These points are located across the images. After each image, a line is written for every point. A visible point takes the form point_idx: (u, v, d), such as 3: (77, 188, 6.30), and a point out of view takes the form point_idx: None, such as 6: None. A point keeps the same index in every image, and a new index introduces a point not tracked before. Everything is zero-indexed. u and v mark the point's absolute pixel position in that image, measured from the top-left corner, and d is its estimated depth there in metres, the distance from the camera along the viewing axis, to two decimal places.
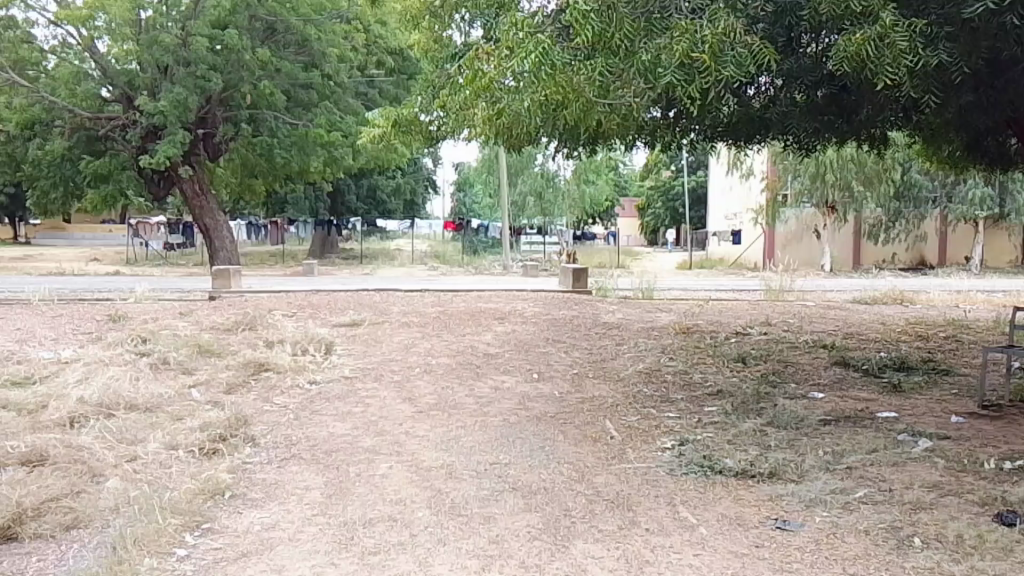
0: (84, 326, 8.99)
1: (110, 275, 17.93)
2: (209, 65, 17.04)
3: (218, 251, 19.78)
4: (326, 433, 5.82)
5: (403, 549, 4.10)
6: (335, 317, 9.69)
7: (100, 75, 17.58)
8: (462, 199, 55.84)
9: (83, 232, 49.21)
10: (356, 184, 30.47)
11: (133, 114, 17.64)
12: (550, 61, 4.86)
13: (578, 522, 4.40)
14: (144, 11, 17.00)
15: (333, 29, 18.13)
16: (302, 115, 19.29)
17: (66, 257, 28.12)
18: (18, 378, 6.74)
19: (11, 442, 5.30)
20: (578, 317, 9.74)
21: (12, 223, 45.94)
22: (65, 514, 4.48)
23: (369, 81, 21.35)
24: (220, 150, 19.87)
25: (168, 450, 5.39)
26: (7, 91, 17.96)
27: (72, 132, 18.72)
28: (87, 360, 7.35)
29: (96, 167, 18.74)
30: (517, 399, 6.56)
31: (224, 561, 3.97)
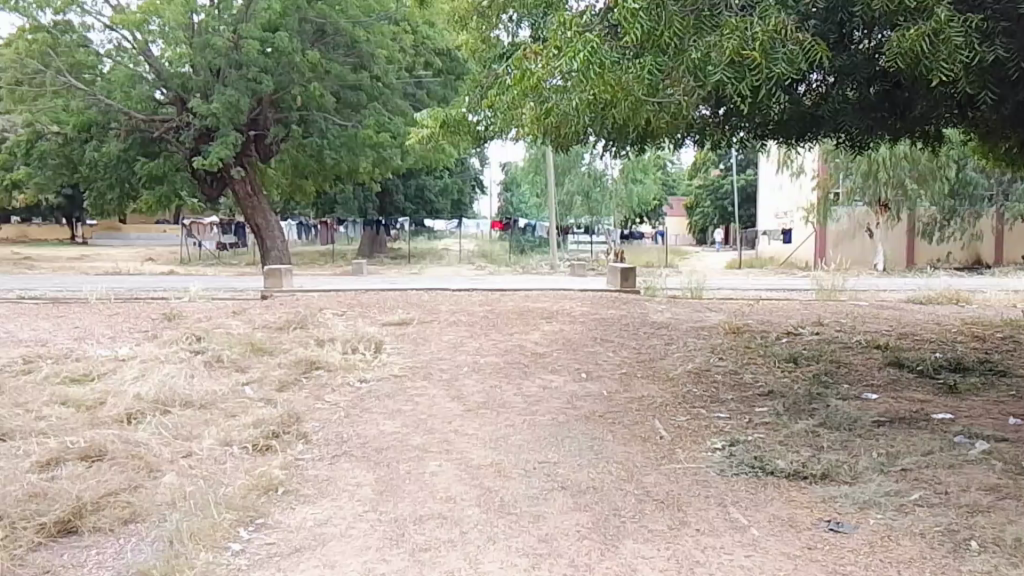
0: (140, 326, 9.11)
1: (165, 275, 17.93)
2: (260, 66, 17.30)
3: (270, 251, 20.08)
4: (376, 430, 5.86)
5: (453, 546, 4.13)
6: (383, 316, 9.73)
7: (154, 78, 17.90)
8: (512, 199, 56.62)
9: (137, 234, 50.43)
10: (404, 184, 30.79)
11: (188, 116, 18.02)
12: (598, 60, 4.83)
13: (627, 522, 4.39)
14: (196, 15, 17.24)
15: (380, 30, 18.24)
16: (350, 116, 19.45)
17: (121, 257, 28.64)
18: (78, 375, 6.89)
19: (71, 438, 5.42)
20: (627, 317, 9.69)
21: (70, 223, 47.25)
22: (123, 508, 4.57)
23: (417, 82, 21.27)
24: (271, 150, 20.11)
25: (222, 446, 5.47)
26: (65, 95, 18.43)
27: (128, 136, 18.82)
28: (143, 357, 7.49)
29: (152, 168, 18.86)
30: (566, 398, 6.55)
31: (277, 556, 4.02)
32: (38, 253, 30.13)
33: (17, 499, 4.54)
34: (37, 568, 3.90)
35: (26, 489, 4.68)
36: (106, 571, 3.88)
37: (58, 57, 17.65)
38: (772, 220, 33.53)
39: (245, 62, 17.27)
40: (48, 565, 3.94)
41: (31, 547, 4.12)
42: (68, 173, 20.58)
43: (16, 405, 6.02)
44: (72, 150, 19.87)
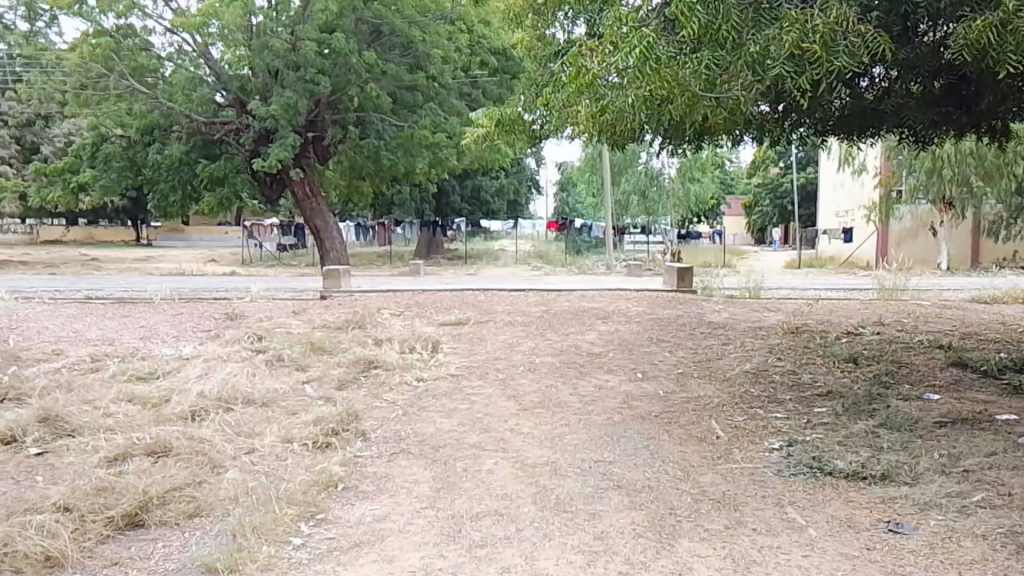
0: (202, 325, 9.31)
1: (227, 275, 18.61)
2: (318, 68, 17.41)
3: (329, 252, 20.26)
4: (433, 428, 5.94)
5: (509, 543, 4.18)
6: (439, 316, 9.81)
7: (214, 81, 18.37)
8: (567, 199, 56.69)
9: (199, 234, 51.22)
10: (460, 185, 30.95)
11: (246, 118, 18.20)
12: (655, 55, 4.68)
13: (683, 521, 4.40)
14: (253, 17, 17.30)
15: (436, 31, 18.24)
16: (408, 117, 19.50)
17: (185, 258, 29.93)
18: (143, 374, 7.07)
19: (138, 434, 5.56)
20: (683, 317, 9.64)
21: (136, 226, 48.67)
22: (188, 502, 4.69)
23: (472, 81, 21.33)
24: (329, 152, 20.25)
25: (283, 443, 5.58)
26: (126, 98, 18.75)
27: (190, 137, 19.17)
28: (206, 356, 7.65)
29: (212, 171, 18.66)
30: (621, 398, 6.56)
31: (337, 551, 4.11)
32: (106, 253, 31.95)
33: (86, 493, 4.69)
34: (106, 560, 4.05)
35: (95, 482, 4.83)
36: (172, 563, 4.02)
37: (122, 62, 17.82)
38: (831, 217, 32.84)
39: (304, 63, 17.33)
40: (117, 557, 4.08)
41: (100, 539, 4.26)
42: (132, 177, 20.48)
43: (85, 402, 6.21)
44: (135, 153, 20.09)
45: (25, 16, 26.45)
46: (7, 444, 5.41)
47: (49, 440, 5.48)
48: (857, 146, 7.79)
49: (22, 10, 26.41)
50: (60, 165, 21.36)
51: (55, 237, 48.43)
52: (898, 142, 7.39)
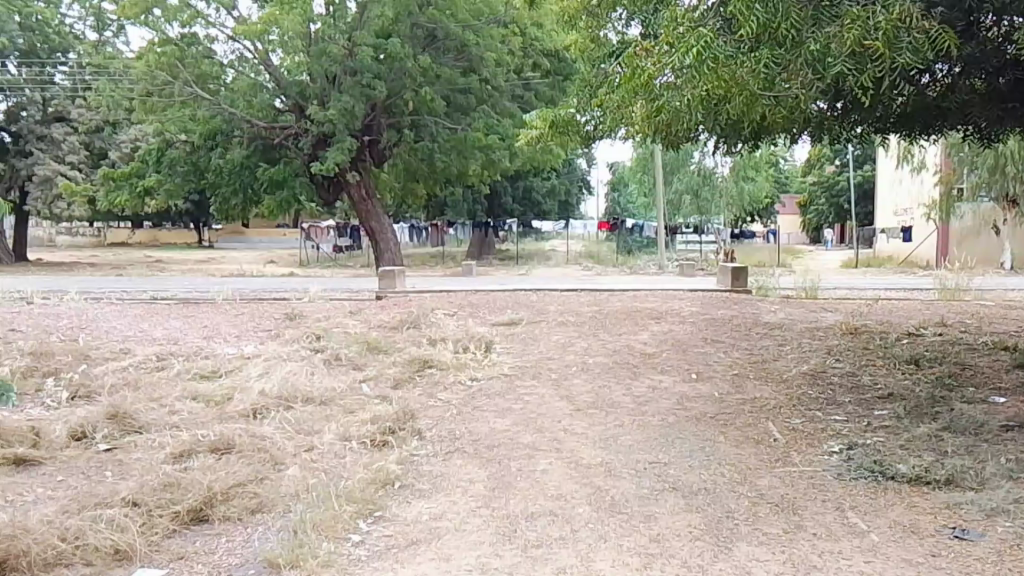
0: (261, 324, 9.51)
1: (291, 275, 19.54)
2: (373, 73, 17.57)
3: (384, 253, 20.53)
4: (488, 428, 5.97)
5: (565, 544, 4.18)
6: (493, 316, 9.88)
7: (274, 87, 18.85)
8: (616, 199, 56.50)
9: (258, 235, 52.37)
10: (512, 186, 31.14)
11: (305, 123, 18.54)
12: (713, 54, 4.68)
13: (741, 524, 4.36)
14: (312, 23, 17.42)
15: (490, 34, 18.42)
16: (460, 120, 19.69)
17: (243, 258, 31.94)
18: (207, 371, 7.26)
19: (202, 431, 5.69)
20: (737, 317, 9.56)
21: (198, 228, 49.59)
22: (250, 498, 4.78)
23: (525, 83, 21.58)
24: (384, 154, 20.47)
25: (342, 441, 5.67)
26: (190, 105, 19.07)
27: (250, 141, 19.77)
28: (266, 355, 7.82)
29: (272, 174, 19.38)
30: (676, 399, 6.52)
31: (395, 548, 4.16)
32: (171, 254, 34.75)
33: (154, 488, 4.81)
34: (173, 554, 4.15)
35: (162, 478, 4.95)
36: (236, 558, 4.10)
37: (186, 69, 18.40)
38: (889, 216, 32.07)
39: (360, 69, 17.54)
40: (182, 551, 4.19)
41: (166, 534, 4.37)
42: (195, 180, 21.18)
43: (152, 399, 6.39)
44: (198, 158, 20.72)
45: (94, 25, 27.00)
46: (78, 439, 5.59)
47: (117, 436, 5.65)
48: (917, 143, 7.67)
49: (91, 20, 27.04)
50: (127, 170, 22.01)
51: (123, 241, 49.95)
52: (962, 139, 7.24)
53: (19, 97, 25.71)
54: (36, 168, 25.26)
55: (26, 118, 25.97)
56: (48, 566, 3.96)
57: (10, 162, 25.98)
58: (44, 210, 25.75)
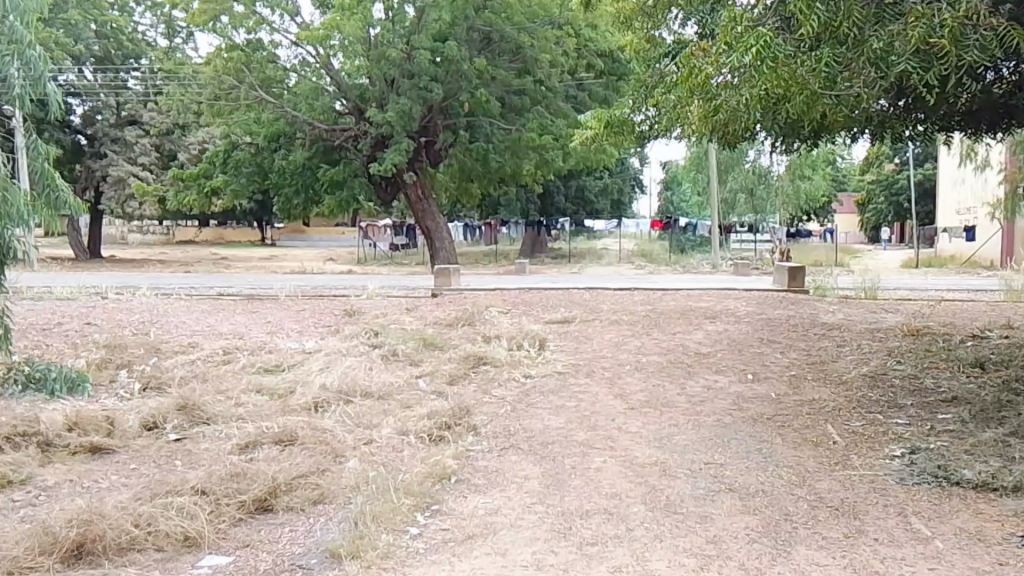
0: (323, 320, 9.76)
1: (342, 275, 18.41)
2: (430, 75, 17.89)
3: (438, 251, 20.90)
4: (542, 425, 6.03)
5: (619, 542, 4.20)
6: (546, 314, 9.95)
7: (335, 90, 19.13)
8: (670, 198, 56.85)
9: (318, 235, 53.70)
10: (565, 185, 31.28)
11: (365, 125, 19.00)
12: (773, 54, 4.66)
13: (800, 527, 4.32)
14: (372, 28, 17.62)
15: (545, 35, 18.10)
16: (514, 121, 19.76)
17: (306, 258, 30.60)
18: (271, 365, 7.51)
19: (267, 423, 5.89)
20: (795, 317, 9.46)
21: (261, 228, 50.68)
22: (313, 489, 4.91)
23: (578, 83, 21.44)
24: (440, 155, 20.78)
25: (399, 435, 5.78)
26: (256, 108, 19.54)
27: (312, 143, 20.39)
28: (327, 350, 8.02)
29: (332, 175, 20.24)
30: (731, 399, 6.49)
31: (451, 542, 4.23)
32: (231, 253, 32.96)
33: (222, 478, 4.99)
34: (239, 542, 4.30)
35: (229, 468, 5.13)
36: (299, 548, 4.23)
37: (252, 73, 18.66)
38: (953, 216, 31.08)
39: (418, 72, 17.76)
40: (247, 539, 4.33)
41: (233, 522, 4.53)
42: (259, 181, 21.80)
43: (219, 391, 6.63)
44: (263, 159, 21.34)
45: (165, 32, 27.99)
46: (150, 429, 5.82)
47: (186, 427, 5.87)
48: (982, 142, 7.49)
49: (162, 27, 27.98)
50: (195, 171, 22.55)
51: (190, 238, 51.81)
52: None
53: (94, 102, 26.72)
54: (111, 170, 26.42)
55: (101, 122, 26.88)
56: (122, 550, 4.13)
57: (86, 163, 27.12)
58: (117, 210, 27.04)
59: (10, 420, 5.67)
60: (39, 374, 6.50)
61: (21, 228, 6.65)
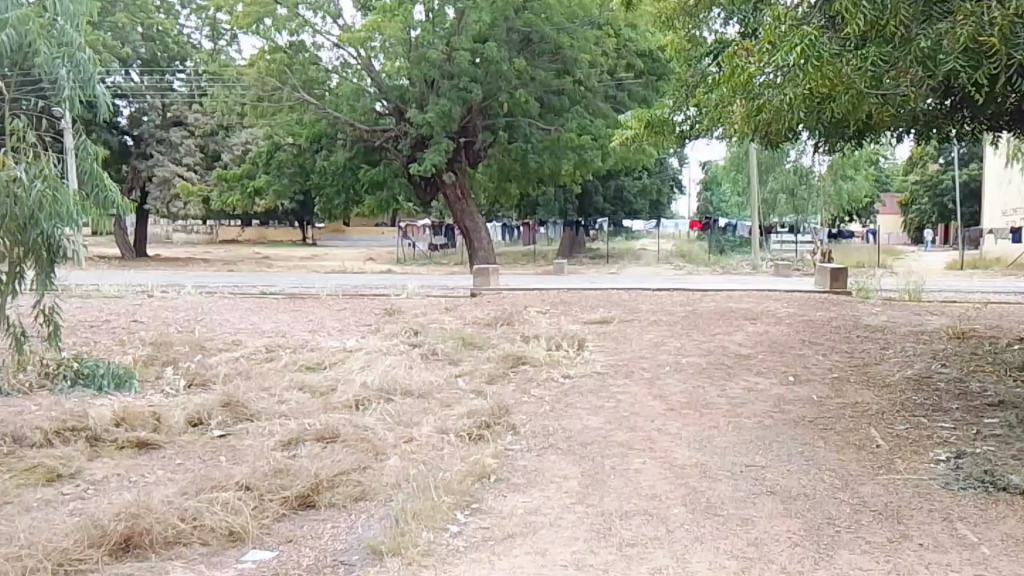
0: (363, 319, 9.87)
1: (383, 275, 18.29)
2: (471, 76, 17.96)
3: (478, 251, 20.90)
4: (581, 425, 6.03)
5: (660, 544, 4.18)
6: (585, 314, 9.96)
7: (376, 91, 19.23)
8: (710, 198, 56.64)
9: (359, 235, 54.17)
10: (604, 185, 31.29)
11: (405, 126, 19.09)
12: (817, 53, 4.62)
13: (843, 531, 4.27)
14: (413, 29, 17.65)
15: (585, 36, 18.35)
16: (553, 121, 19.61)
17: (346, 258, 30.40)
18: (313, 363, 7.62)
19: (310, 420, 5.96)
20: (837, 319, 9.38)
21: (303, 228, 50.73)
22: (354, 486, 4.96)
23: (618, 83, 21.22)
24: (480, 155, 20.85)
25: (440, 433, 5.82)
26: (298, 109, 19.76)
27: (353, 144, 20.15)
28: (368, 349, 8.10)
29: (372, 175, 20.59)
30: (773, 401, 6.46)
31: (491, 541, 4.25)
32: (275, 253, 32.60)
33: (265, 474, 5.05)
34: (283, 537, 4.36)
35: (273, 464, 5.20)
36: (341, 544, 4.27)
37: (294, 75, 18.84)
38: (999, 216, 30.56)
39: (457, 72, 17.85)
40: (291, 535, 4.39)
41: (277, 517, 4.59)
42: (302, 182, 22.12)
43: (262, 388, 6.75)
44: (306, 160, 21.61)
45: (210, 35, 28.47)
46: (195, 425, 5.93)
47: (230, 423, 5.98)
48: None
49: (207, 29, 28.46)
50: (239, 171, 22.96)
51: (233, 237, 52.54)
52: None
53: (141, 104, 27.25)
54: (156, 171, 26.81)
55: (148, 123, 27.53)
56: (169, 544, 4.20)
57: (133, 164, 27.65)
58: (162, 209, 27.47)
59: (61, 414, 5.84)
60: (89, 370, 6.73)
61: (71, 227, 6.93)
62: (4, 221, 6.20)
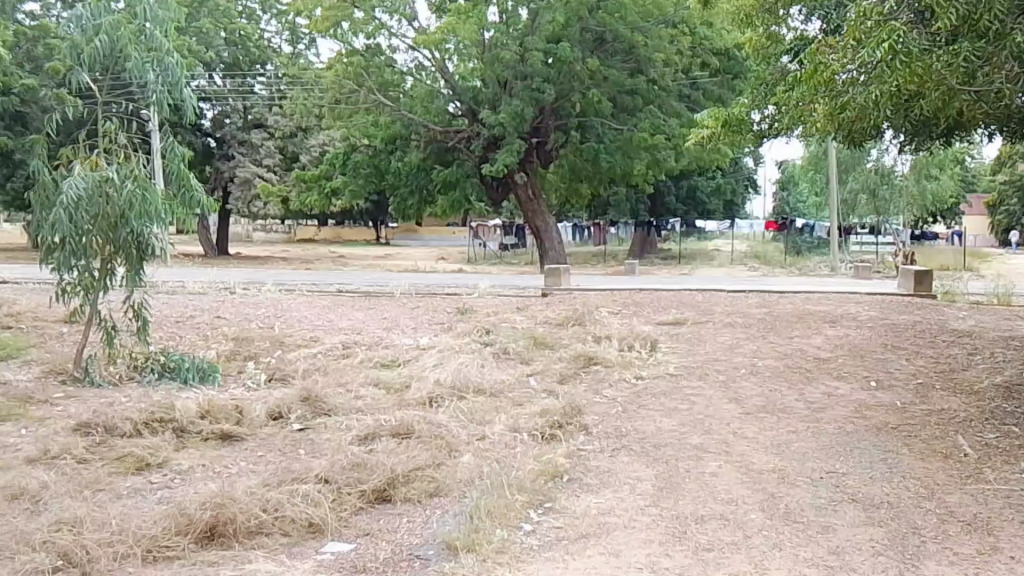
0: (436, 318, 10.02)
1: (457, 275, 18.09)
2: (543, 77, 18.08)
3: (549, 251, 20.95)
4: (654, 427, 6.00)
5: (737, 549, 4.12)
6: (658, 315, 9.92)
7: (449, 93, 19.34)
8: (787, 198, 55.48)
9: (432, 236, 54.81)
10: (677, 186, 31.39)
11: (477, 126, 19.13)
12: (905, 49, 4.47)
13: (929, 541, 4.14)
14: (486, 31, 17.73)
15: (658, 35, 18.38)
16: (626, 121, 19.52)
17: (418, 257, 30.25)
18: (387, 360, 7.79)
19: (386, 416, 6.10)
20: (921, 323, 9.10)
21: (379, 229, 51.17)
22: (428, 482, 5.03)
23: (693, 83, 21.10)
24: (551, 155, 20.71)
25: (512, 432, 5.87)
26: (373, 112, 19.99)
27: (427, 145, 20.39)
28: (440, 347, 8.22)
29: (446, 175, 20.76)
30: (854, 406, 6.31)
31: (565, 541, 4.25)
32: (350, 253, 32.25)
33: (344, 467, 5.17)
34: (360, 531, 4.44)
35: (351, 458, 5.33)
36: (417, 538, 4.33)
37: (370, 78, 19.15)
38: None
39: (531, 73, 17.97)
40: (368, 528, 4.47)
41: (355, 510, 4.69)
42: (376, 182, 22.42)
43: (340, 384, 6.96)
44: (380, 161, 21.86)
45: (289, 39, 29.45)
46: (275, 419, 6.13)
47: (309, 417, 6.17)
48: None
49: (286, 34, 29.43)
50: (317, 172, 23.86)
51: (309, 236, 53.76)
52: None
53: (223, 106, 27.96)
54: (239, 171, 27.55)
55: (229, 125, 28.16)
56: (252, 533, 4.32)
57: (216, 165, 28.48)
58: (243, 209, 28.25)
59: (149, 405, 6.12)
60: (174, 364, 7.07)
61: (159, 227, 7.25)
62: (97, 220, 6.70)
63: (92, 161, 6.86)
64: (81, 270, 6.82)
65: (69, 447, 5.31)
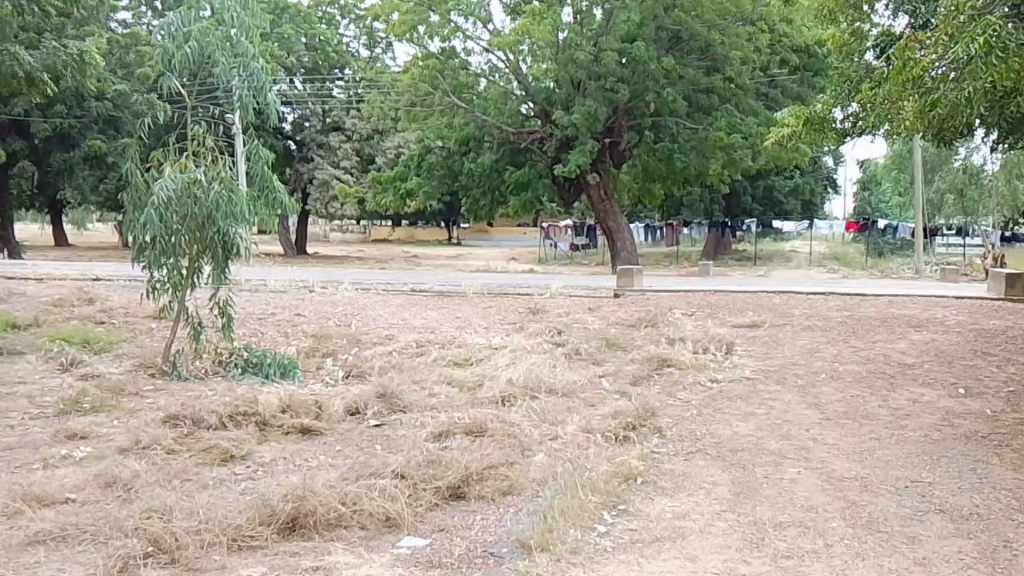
0: (509, 318, 10.10)
1: (521, 275, 18.15)
2: (618, 76, 17.99)
3: (620, 251, 20.86)
4: (731, 432, 5.93)
5: (817, 557, 4.03)
6: (733, 317, 9.80)
7: (522, 93, 19.45)
8: (870, 196, 53.69)
9: (502, 236, 55.36)
10: (752, 186, 31.05)
11: (549, 127, 19.33)
12: (1002, 44, 4.28)
13: (1022, 556, 3.97)
14: (561, 31, 17.73)
15: (736, 32, 18.02)
16: (701, 120, 19.49)
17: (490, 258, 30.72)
18: (460, 359, 7.90)
19: (460, 414, 6.19)
20: (1015, 328, 8.73)
21: (450, 229, 52.12)
22: (502, 480, 5.09)
23: (770, 81, 20.59)
24: (624, 155, 20.76)
25: (585, 433, 5.89)
26: (449, 113, 20.43)
27: (500, 146, 20.69)
28: (511, 347, 8.30)
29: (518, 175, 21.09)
30: (941, 414, 6.11)
31: (640, 543, 4.23)
32: (423, 253, 32.82)
33: (420, 463, 5.27)
34: (436, 526, 4.51)
35: (427, 454, 5.43)
36: (493, 536, 4.38)
37: (446, 80, 19.47)
38: None
39: (604, 73, 17.93)
40: (444, 524, 4.53)
41: (430, 506, 4.76)
42: (449, 183, 22.75)
43: (415, 381, 7.11)
44: (454, 162, 22.33)
45: (366, 43, 30.11)
46: (353, 414, 6.30)
47: (386, 414, 6.32)
48: None
49: (364, 39, 30.16)
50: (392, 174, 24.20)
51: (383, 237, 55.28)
52: None
53: (303, 110, 28.77)
54: (317, 173, 28.45)
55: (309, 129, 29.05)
56: (332, 525, 4.43)
57: (296, 167, 29.39)
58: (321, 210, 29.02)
59: (234, 399, 6.37)
60: (257, 359, 7.34)
61: (244, 228, 7.49)
62: (186, 221, 7.00)
63: (181, 164, 7.20)
64: (170, 268, 7.10)
65: (159, 437, 5.57)
